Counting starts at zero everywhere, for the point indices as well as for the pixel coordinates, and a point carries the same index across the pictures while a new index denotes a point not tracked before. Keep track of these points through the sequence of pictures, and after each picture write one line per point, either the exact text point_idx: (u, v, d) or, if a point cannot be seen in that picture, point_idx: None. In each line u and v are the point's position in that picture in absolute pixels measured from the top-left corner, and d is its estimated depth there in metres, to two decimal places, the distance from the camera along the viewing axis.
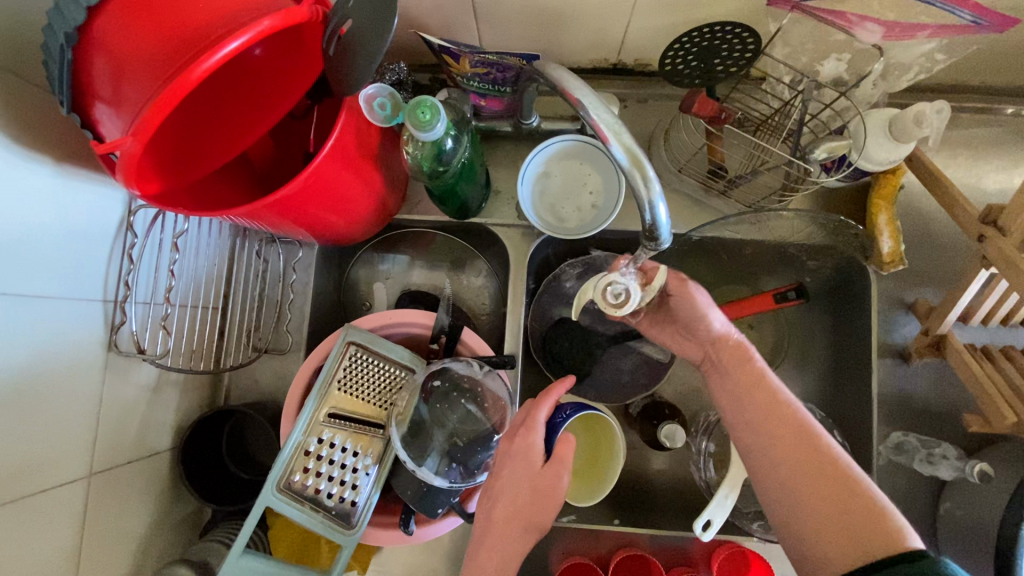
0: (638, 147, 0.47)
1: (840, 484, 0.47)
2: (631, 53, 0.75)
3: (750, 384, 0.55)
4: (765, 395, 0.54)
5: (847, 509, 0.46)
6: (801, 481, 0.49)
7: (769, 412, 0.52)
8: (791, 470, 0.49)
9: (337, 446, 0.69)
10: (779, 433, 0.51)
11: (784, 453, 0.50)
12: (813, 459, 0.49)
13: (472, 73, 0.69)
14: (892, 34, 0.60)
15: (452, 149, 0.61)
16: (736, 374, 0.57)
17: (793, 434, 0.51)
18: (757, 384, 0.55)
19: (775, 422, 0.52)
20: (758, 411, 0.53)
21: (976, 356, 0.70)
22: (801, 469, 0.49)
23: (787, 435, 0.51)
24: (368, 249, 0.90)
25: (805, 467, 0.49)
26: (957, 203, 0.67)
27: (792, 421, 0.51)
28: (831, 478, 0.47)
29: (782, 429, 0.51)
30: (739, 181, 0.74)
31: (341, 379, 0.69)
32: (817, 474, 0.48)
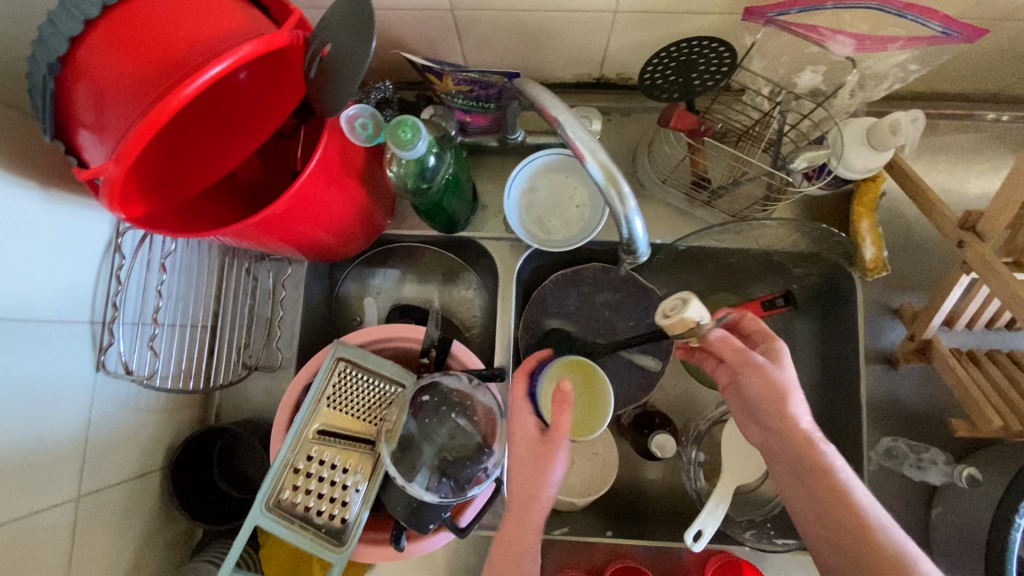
0: (613, 164, 0.48)
1: None
2: (614, 68, 0.76)
3: (803, 453, 0.51)
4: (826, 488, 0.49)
5: None
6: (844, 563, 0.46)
7: (813, 491, 0.50)
8: (848, 567, 0.47)
9: (327, 463, 0.69)
10: (823, 512, 0.48)
11: (831, 535, 0.48)
12: (865, 558, 0.45)
13: (456, 91, 0.70)
14: (864, 47, 0.61)
15: (435, 166, 0.62)
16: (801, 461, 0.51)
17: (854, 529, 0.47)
18: (809, 454, 0.51)
19: (827, 499, 0.49)
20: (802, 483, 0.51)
21: (962, 360, 0.70)
22: (842, 545, 0.47)
23: (831, 513, 0.48)
24: (358, 264, 0.91)
25: (848, 549, 0.46)
26: (936, 209, 0.68)
27: (839, 498, 0.48)
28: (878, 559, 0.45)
29: (830, 506, 0.48)
30: (722, 192, 0.75)
31: (330, 396, 0.70)
32: (863, 558, 0.45)
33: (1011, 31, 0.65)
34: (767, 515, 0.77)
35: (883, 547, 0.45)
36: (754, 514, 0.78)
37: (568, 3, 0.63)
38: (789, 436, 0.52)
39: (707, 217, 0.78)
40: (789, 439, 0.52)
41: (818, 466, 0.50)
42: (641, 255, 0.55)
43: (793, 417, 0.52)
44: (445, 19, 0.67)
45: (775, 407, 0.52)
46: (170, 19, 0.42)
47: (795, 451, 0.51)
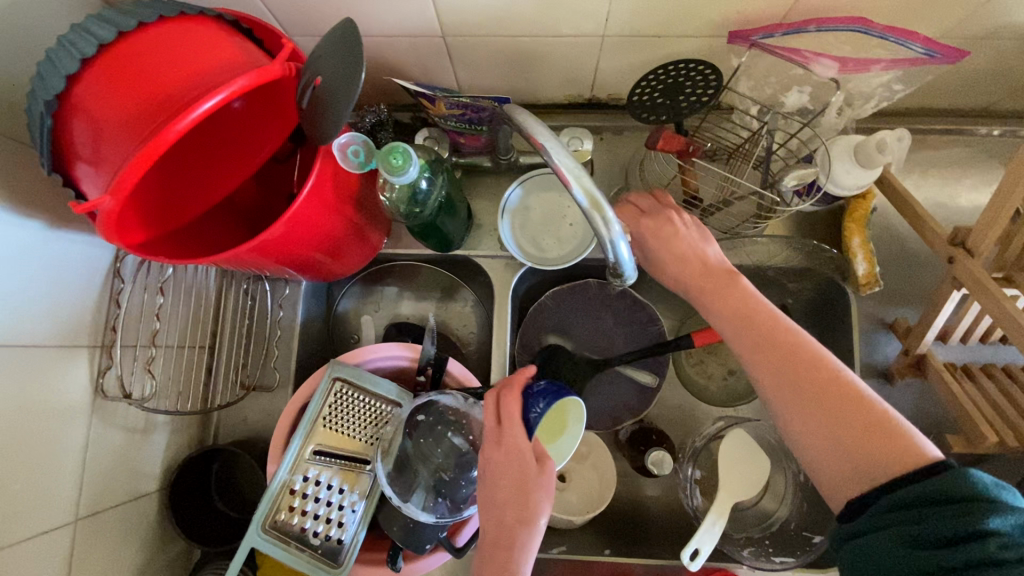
0: (598, 190, 0.48)
1: (837, 394, 0.47)
2: (604, 89, 0.78)
3: (761, 318, 0.53)
4: (754, 313, 0.54)
5: (846, 417, 0.46)
6: (811, 408, 0.48)
7: (775, 346, 0.51)
8: (801, 405, 0.48)
9: (323, 484, 0.69)
10: (786, 363, 0.50)
11: (795, 386, 0.49)
12: (821, 386, 0.48)
13: (448, 114, 0.71)
14: (847, 68, 0.62)
15: (427, 190, 0.63)
16: (725, 293, 0.57)
17: (792, 353, 0.50)
18: (766, 317, 0.53)
19: (787, 352, 0.51)
20: (757, 348, 0.52)
21: (956, 374, 0.70)
22: (796, 374, 0.49)
23: (798, 363, 0.50)
24: (355, 283, 0.91)
25: (812, 389, 0.48)
26: (926, 224, 0.68)
27: (803, 350, 0.50)
28: (849, 398, 0.47)
29: (797, 358, 0.50)
30: (714, 210, 0.74)
31: (326, 416, 0.71)
32: (806, 378, 0.49)
33: (993, 50, 0.66)
34: (765, 531, 0.77)
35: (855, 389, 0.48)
36: (752, 531, 0.77)
37: (557, 28, 0.64)
38: (738, 303, 0.55)
39: None
40: (741, 306, 0.55)
41: (776, 326, 0.52)
42: (628, 276, 0.54)
43: (698, 247, 0.60)
44: (437, 45, 0.68)
45: (680, 255, 0.60)
46: (166, 56, 0.44)
47: (748, 317, 0.54)
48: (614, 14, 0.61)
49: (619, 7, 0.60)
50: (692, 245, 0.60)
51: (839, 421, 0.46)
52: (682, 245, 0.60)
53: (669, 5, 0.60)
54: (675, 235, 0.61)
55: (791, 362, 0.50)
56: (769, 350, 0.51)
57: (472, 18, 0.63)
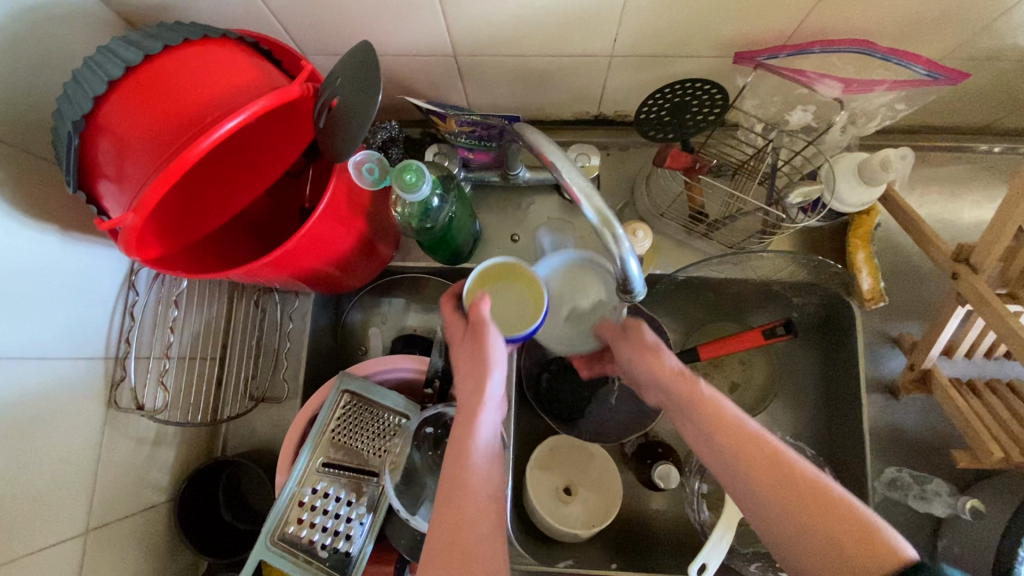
0: (608, 209, 0.49)
1: (803, 489, 0.45)
2: (611, 106, 0.79)
3: (721, 422, 0.50)
4: (709, 415, 0.51)
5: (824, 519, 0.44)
6: (786, 500, 0.45)
7: (741, 446, 0.48)
8: (774, 497, 0.46)
9: (331, 496, 0.69)
10: (763, 465, 0.47)
11: (773, 491, 0.46)
12: (788, 478, 0.46)
13: (459, 131, 0.72)
14: (851, 89, 0.64)
15: (438, 208, 0.64)
16: (689, 406, 0.53)
17: (752, 449, 0.48)
18: (721, 420, 0.51)
19: (744, 453, 0.48)
20: (730, 450, 0.49)
21: (962, 390, 0.71)
22: (771, 481, 0.46)
23: (768, 473, 0.47)
24: (364, 295, 0.92)
25: (786, 491, 0.46)
26: (930, 241, 0.69)
27: (763, 447, 0.48)
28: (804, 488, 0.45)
29: (758, 460, 0.47)
30: (719, 225, 0.76)
31: (335, 429, 0.71)
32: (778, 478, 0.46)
33: (994, 71, 0.67)
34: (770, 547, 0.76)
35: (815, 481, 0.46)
36: (759, 545, 0.77)
37: (566, 48, 0.66)
38: (700, 411, 0.52)
39: (707, 248, 0.81)
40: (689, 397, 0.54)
41: (731, 424, 0.50)
42: (637, 292, 0.55)
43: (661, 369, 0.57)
44: (448, 63, 0.70)
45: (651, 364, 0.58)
46: (189, 78, 0.45)
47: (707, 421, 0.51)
48: (622, 35, 0.63)
49: (627, 28, 0.62)
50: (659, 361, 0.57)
51: (800, 514, 0.45)
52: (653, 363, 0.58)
53: (677, 26, 0.61)
54: (643, 340, 0.60)
55: (750, 456, 0.48)
56: (736, 450, 0.48)
57: (483, 37, 0.64)
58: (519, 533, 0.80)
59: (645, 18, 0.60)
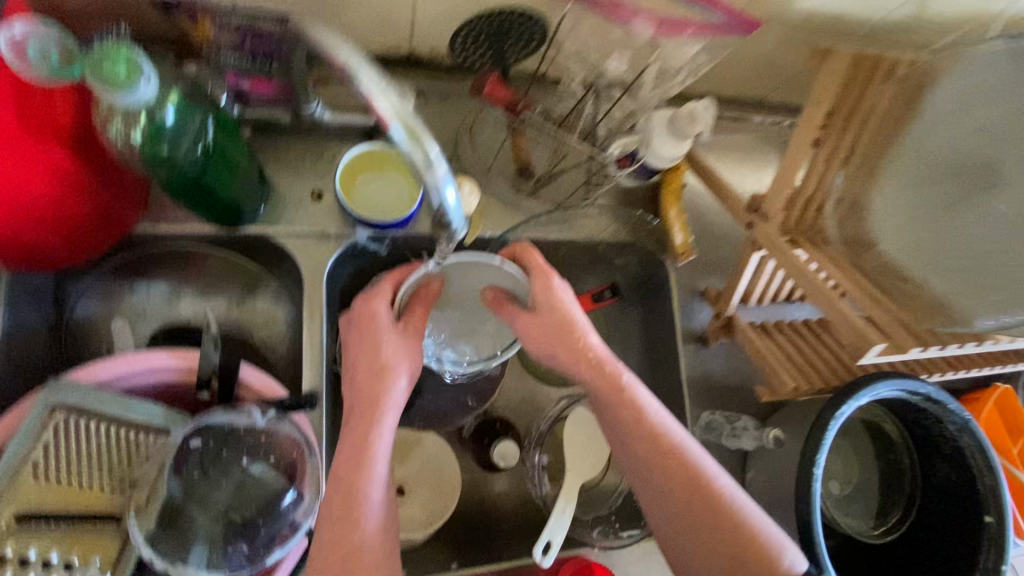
0: (417, 120, 0.37)
1: (705, 498, 0.52)
2: (424, 41, 0.68)
3: (666, 453, 0.54)
4: (630, 417, 0.55)
5: (717, 530, 0.51)
6: (686, 516, 0.53)
7: (662, 464, 0.54)
8: (679, 502, 0.53)
9: (35, 563, 0.47)
10: (669, 470, 0.53)
11: (682, 510, 0.53)
12: (690, 487, 0.53)
13: (223, 45, 0.56)
14: (661, 29, 0.60)
15: (178, 126, 0.48)
16: (605, 391, 0.56)
17: (669, 459, 0.54)
18: (644, 431, 0.54)
19: (677, 482, 0.53)
20: (646, 457, 0.55)
21: (758, 332, 0.77)
22: (682, 488, 0.53)
23: (692, 506, 0.52)
24: (101, 277, 0.69)
25: (687, 500, 0.53)
26: (727, 194, 0.74)
27: (671, 457, 0.54)
28: (724, 521, 0.52)
29: (691, 494, 0.53)
30: (545, 181, 0.74)
31: (42, 465, 0.49)
32: (692, 494, 0.53)
33: (772, 37, 0.73)
34: (613, 508, 0.75)
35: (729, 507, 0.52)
36: (600, 510, 0.75)
37: None
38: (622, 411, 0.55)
39: (533, 207, 0.76)
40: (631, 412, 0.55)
41: (655, 439, 0.54)
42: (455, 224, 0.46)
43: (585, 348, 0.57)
44: None
45: (562, 337, 0.57)
46: None
47: (626, 419, 0.55)
48: None
49: None
50: (570, 338, 0.57)
51: (708, 537, 0.52)
52: (565, 337, 0.57)
53: None
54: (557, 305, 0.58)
55: (662, 461, 0.54)
56: (650, 460, 0.54)
57: None
58: None
59: None
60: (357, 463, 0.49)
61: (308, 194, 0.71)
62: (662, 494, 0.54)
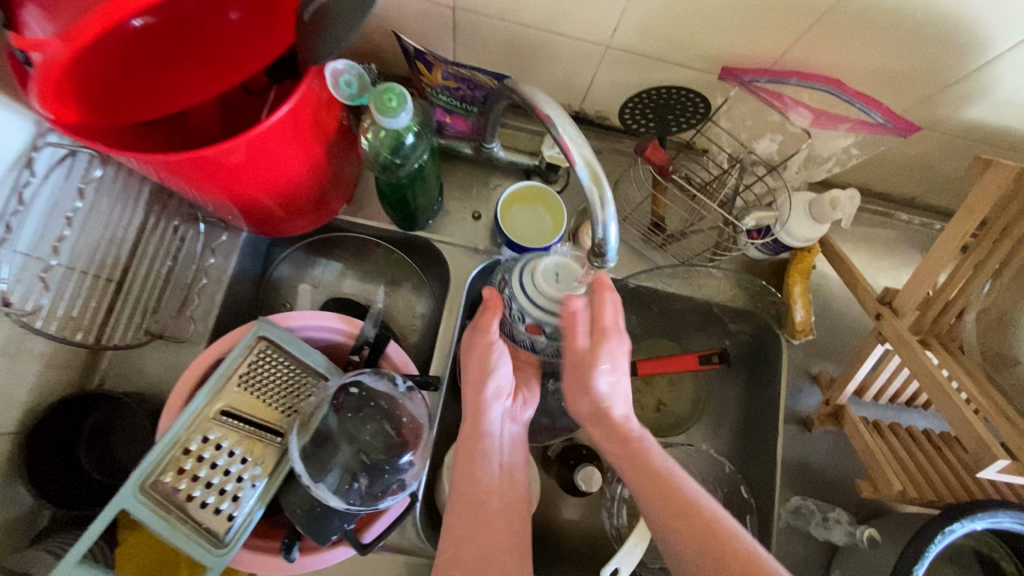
0: (599, 166, 0.50)
1: (710, 532, 0.49)
2: (593, 104, 0.79)
3: (642, 463, 0.56)
4: (637, 450, 0.58)
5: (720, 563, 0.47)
6: (691, 548, 0.49)
7: (667, 495, 0.53)
8: (678, 536, 0.50)
9: (224, 449, 0.61)
10: (674, 502, 0.52)
11: (686, 541, 0.50)
12: (696, 520, 0.50)
13: (442, 86, 0.70)
14: (818, 121, 0.68)
15: (411, 146, 0.61)
16: (612, 427, 0.60)
17: (671, 490, 0.53)
18: (651, 463, 0.56)
19: (649, 479, 0.54)
20: (651, 488, 0.54)
21: (869, 429, 0.75)
22: (689, 521, 0.50)
23: (673, 506, 0.52)
24: (299, 249, 0.86)
25: (692, 532, 0.50)
26: (859, 283, 0.75)
27: (676, 487, 0.53)
28: (713, 538, 0.49)
29: (662, 488, 0.53)
30: (676, 237, 0.79)
31: (243, 375, 0.63)
32: (695, 529, 0.50)
33: (931, 142, 0.74)
34: None
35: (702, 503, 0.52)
36: (666, 562, 0.76)
37: (563, 25, 0.65)
38: (635, 449, 0.58)
39: (659, 260, 0.82)
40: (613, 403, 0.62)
41: (657, 471, 0.55)
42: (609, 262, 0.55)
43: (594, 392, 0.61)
44: (445, 16, 0.67)
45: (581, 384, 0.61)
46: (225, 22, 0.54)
47: (629, 450, 0.58)
48: (622, 25, 0.63)
49: (630, 19, 0.62)
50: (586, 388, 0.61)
51: (700, 557, 0.48)
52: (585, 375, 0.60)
53: (672, 29, 0.63)
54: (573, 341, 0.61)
55: (665, 493, 0.53)
56: (654, 491, 0.53)
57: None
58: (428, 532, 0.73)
59: (646, 12, 0.61)
60: (467, 460, 0.62)
61: (468, 214, 0.84)
62: (668, 525, 0.51)
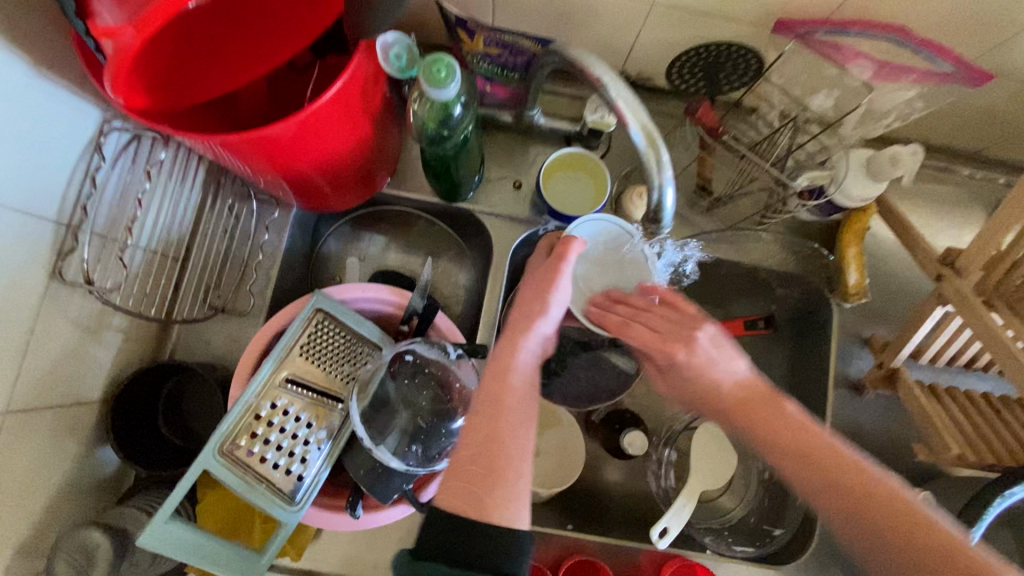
0: (654, 127, 0.50)
1: (888, 507, 0.44)
2: (636, 64, 0.77)
3: (785, 432, 0.50)
4: (774, 419, 0.51)
5: (910, 542, 0.42)
6: (863, 527, 0.44)
7: (828, 471, 0.47)
8: (851, 519, 0.45)
9: (291, 415, 0.64)
10: (833, 479, 0.46)
11: (857, 522, 0.44)
12: (870, 501, 0.44)
13: (483, 53, 0.69)
14: (881, 73, 0.64)
15: (458, 118, 0.61)
16: (746, 409, 0.52)
17: (833, 465, 0.47)
18: (794, 432, 0.49)
19: (802, 455, 0.48)
20: (801, 464, 0.48)
21: (924, 392, 0.74)
22: (856, 501, 0.45)
23: (836, 482, 0.46)
24: (346, 223, 0.88)
25: (863, 515, 0.44)
26: (918, 243, 0.72)
27: (837, 460, 0.47)
28: (887, 508, 0.44)
29: (821, 464, 0.47)
30: (722, 200, 0.78)
31: (304, 345, 0.66)
32: (868, 508, 0.44)
33: (1003, 89, 0.69)
34: (725, 523, 0.78)
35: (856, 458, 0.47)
36: (712, 522, 0.78)
37: None
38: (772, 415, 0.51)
39: (704, 224, 0.81)
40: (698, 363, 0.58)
41: (806, 439, 0.49)
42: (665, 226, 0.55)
43: (721, 375, 0.54)
44: None
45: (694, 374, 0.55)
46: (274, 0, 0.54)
47: (758, 419, 0.51)
48: None
49: None
50: (705, 371, 0.55)
51: (879, 533, 0.43)
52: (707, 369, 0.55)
53: None
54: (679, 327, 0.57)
55: (828, 473, 0.46)
56: (808, 469, 0.47)
57: None
58: None
59: None
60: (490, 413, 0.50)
61: (509, 183, 0.84)
62: (833, 509, 0.46)
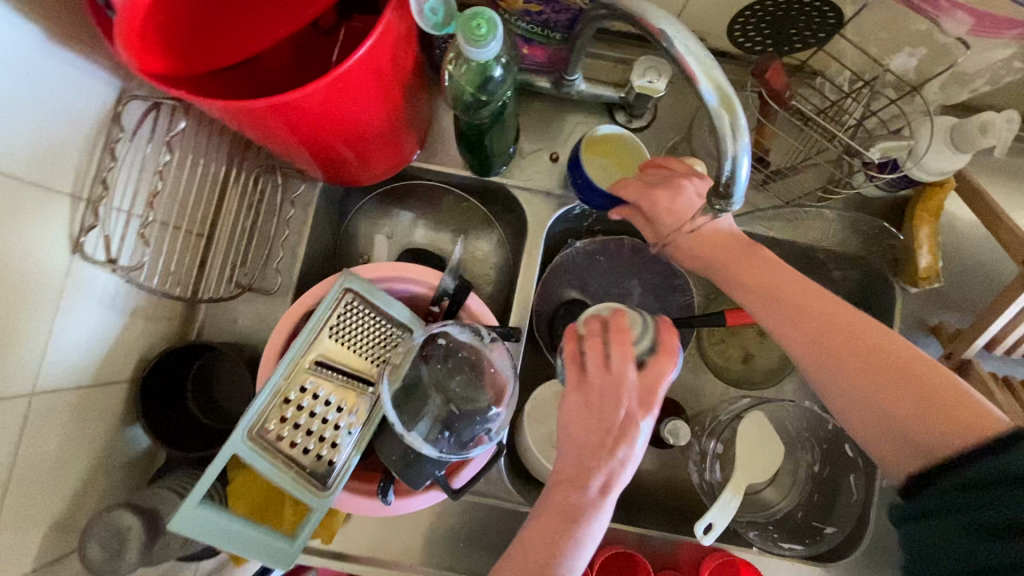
0: (729, 87, 0.44)
1: (872, 345, 0.52)
2: (689, 23, 0.70)
3: (776, 286, 0.58)
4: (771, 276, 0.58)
5: (886, 370, 0.51)
6: (849, 368, 0.52)
7: (813, 314, 0.55)
8: (827, 345, 0.53)
9: (321, 398, 0.62)
10: (822, 327, 0.54)
11: (842, 357, 0.53)
12: (847, 334, 0.53)
13: (523, 11, 0.64)
14: (979, 27, 0.56)
15: (499, 80, 0.56)
16: (738, 266, 0.60)
17: (824, 315, 0.54)
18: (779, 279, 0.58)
19: (797, 309, 0.56)
20: (793, 316, 0.56)
21: (999, 385, 0.67)
22: (837, 342, 0.53)
23: (827, 326, 0.54)
24: (373, 198, 0.84)
25: (838, 344, 0.53)
26: (1004, 223, 0.64)
27: (819, 304, 0.55)
28: (870, 345, 0.52)
29: (813, 314, 0.55)
30: (780, 174, 0.71)
31: (333, 327, 0.63)
32: (847, 340, 0.53)
33: None
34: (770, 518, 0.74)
35: (977, 404, 0.47)
36: (757, 516, 0.74)
37: None
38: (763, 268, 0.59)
39: (759, 200, 0.75)
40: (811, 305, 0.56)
41: (802, 294, 0.56)
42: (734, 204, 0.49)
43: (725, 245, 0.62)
44: None
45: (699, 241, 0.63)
46: None
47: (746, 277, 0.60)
48: None
49: None
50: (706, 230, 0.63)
51: (857, 364, 0.52)
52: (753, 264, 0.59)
53: None
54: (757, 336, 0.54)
55: (816, 318, 0.54)
56: (792, 314, 0.56)
57: None
58: (511, 477, 0.75)
59: None
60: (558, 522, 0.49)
61: (545, 155, 0.79)
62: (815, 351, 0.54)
